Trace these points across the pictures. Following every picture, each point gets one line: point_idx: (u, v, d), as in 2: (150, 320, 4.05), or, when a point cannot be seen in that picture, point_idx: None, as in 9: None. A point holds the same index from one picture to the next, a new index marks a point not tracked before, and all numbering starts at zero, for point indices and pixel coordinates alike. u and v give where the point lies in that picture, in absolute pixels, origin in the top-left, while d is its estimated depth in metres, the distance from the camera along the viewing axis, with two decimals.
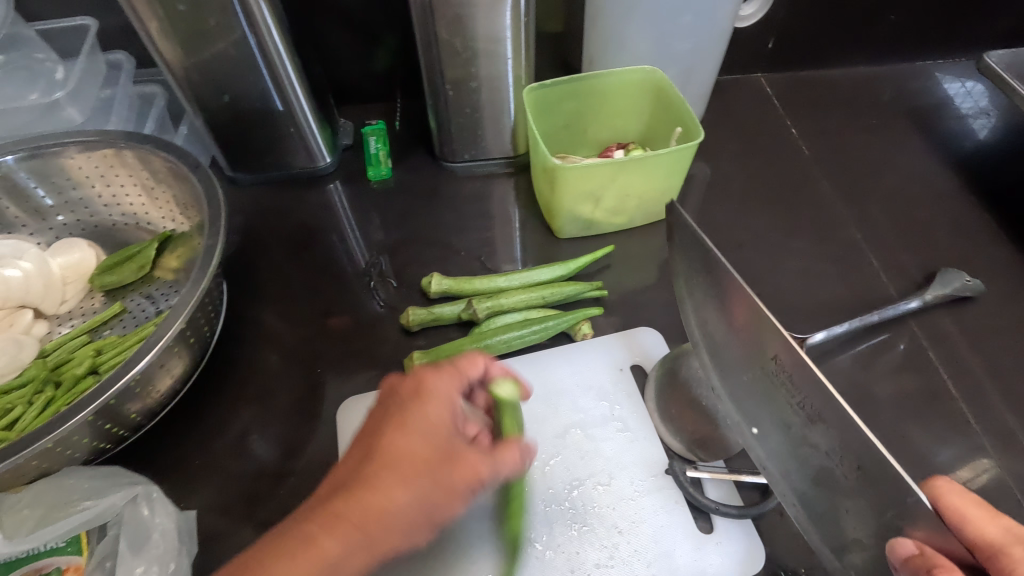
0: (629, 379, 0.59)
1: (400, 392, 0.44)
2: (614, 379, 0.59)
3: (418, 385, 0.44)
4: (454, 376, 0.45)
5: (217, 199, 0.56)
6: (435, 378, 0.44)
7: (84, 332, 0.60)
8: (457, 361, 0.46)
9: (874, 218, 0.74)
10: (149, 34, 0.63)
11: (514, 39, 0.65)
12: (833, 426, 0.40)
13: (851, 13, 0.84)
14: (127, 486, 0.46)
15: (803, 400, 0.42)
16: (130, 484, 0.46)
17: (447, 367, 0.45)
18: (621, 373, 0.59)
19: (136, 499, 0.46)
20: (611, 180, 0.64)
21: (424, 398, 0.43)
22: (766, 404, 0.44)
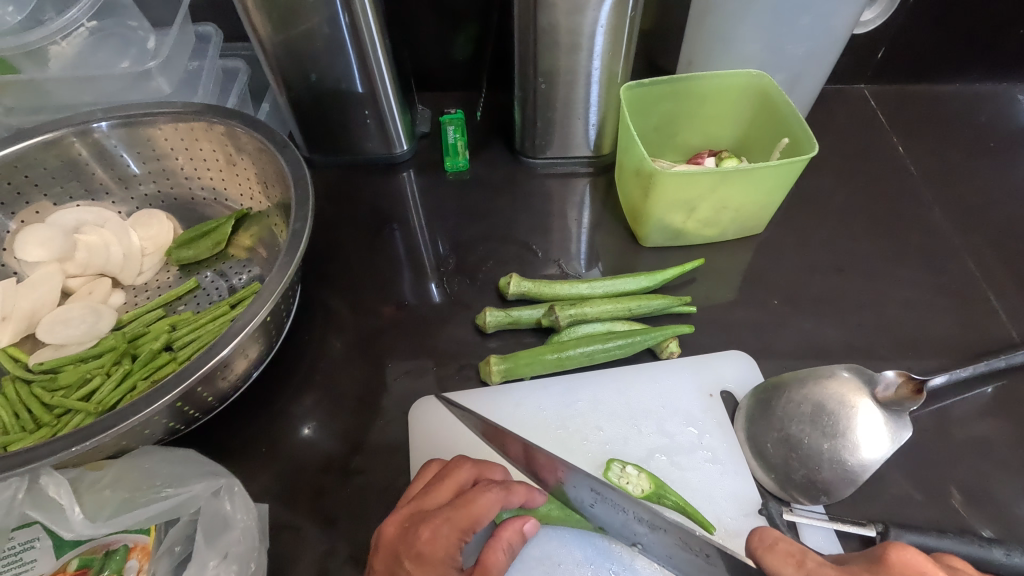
0: (718, 406, 0.54)
1: (401, 551, 0.42)
2: (700, 404, 0.55)
3: (416, 551, 0.41)
4: (452, 527, 0.42)
5: (305, 181, 0.55)
6: (431, 544, 0.41)
7: (160, 306, 0.60)
8: (462, 508, 0.42)
9: (990, 250, 0.67)
10: (244, 6, 0.61)
11: (617, 32, 0.62)
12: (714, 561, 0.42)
13: (976, 23, 0.77)
14: (210, 477, 0.45)
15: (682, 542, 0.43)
16: (213, 476, 0.45)
17: (447, 523, 0.42)
18: (710, 398, 0.55)
19: (217, 493, 0.44)
20: (710, 190, 0.60)
21: (425, 567, 0.40)
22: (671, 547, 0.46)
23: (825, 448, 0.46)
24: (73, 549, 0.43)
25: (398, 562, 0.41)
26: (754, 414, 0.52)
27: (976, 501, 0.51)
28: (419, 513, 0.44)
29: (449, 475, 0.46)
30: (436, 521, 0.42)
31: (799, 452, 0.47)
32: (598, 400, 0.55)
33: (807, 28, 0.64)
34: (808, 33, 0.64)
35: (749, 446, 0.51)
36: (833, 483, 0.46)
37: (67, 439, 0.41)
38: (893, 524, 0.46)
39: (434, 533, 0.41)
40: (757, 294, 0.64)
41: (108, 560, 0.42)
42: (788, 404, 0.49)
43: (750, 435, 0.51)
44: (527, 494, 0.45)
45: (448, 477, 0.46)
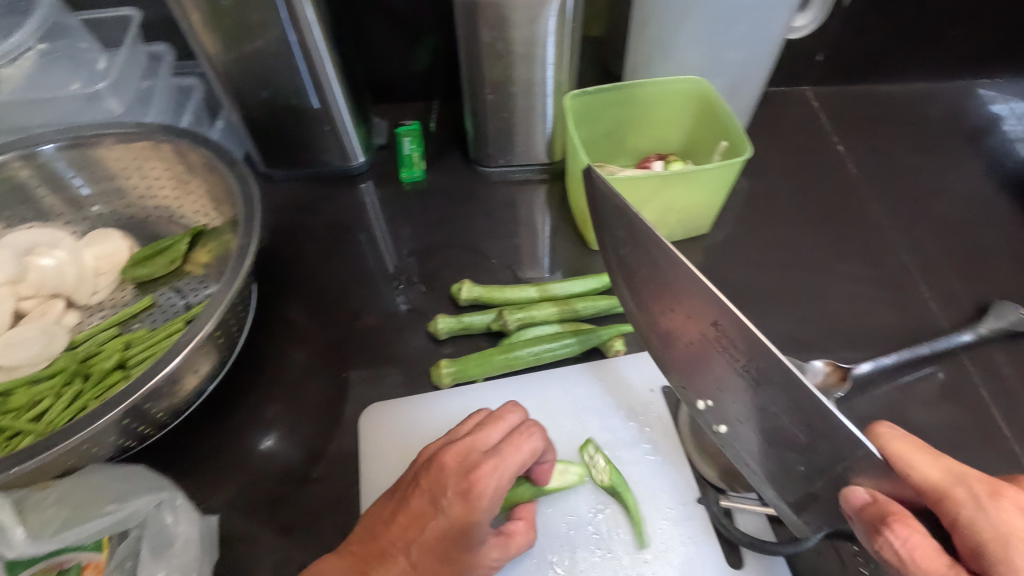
0: (710, 344, 0.47)
1: (447, 480, 0.41)
2: (687, 323, 0.49)
3: (468, 486, 0.41)
4: (505, 476, 0.42)
5: (252, 197, 0.56)
6: (486, 485, 0.41)
7: (114, 324, 0.60)
8: (513, 452, 0.43)
9: (926, 242, 0.71)
10: (192, 27, 0.62)
11: (559, 44, 0.64)
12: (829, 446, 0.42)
13: (910, 26, 0.80)
14: (153, 491, 0.46)
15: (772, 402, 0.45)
16: (157, 489, 0.46)
17: (498, 470, 0.41)
18: (706, 339, 0.47)
19: (160, 506, 0.46)
20: (652, 194, 0.62)
21: (471, 502, 0.40)
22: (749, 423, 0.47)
23: (804, 433, 0.44)
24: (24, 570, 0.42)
25: (442, 491, 0.41)
26: (755, 371, 0.46)
27: None
28: (472, 450, 0.43)
29: (504, 417, 0.45)
30: (488, 464, 0.42)
31: (776, 422, 0.45)
32: (545, 401, 0.57)
33: (742, 34, 0.66)
34: (744, 39, 0.67)
35: (716, 389, 0.48)
36: (790, 468, 0.45)
37: (11, 459, 0.42)
38: None
39: (487, 472, 0.41)
40: None
41: None
42: None
43: (724, 382, 0.48)
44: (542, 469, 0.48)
45: (500, 417, 0.46)
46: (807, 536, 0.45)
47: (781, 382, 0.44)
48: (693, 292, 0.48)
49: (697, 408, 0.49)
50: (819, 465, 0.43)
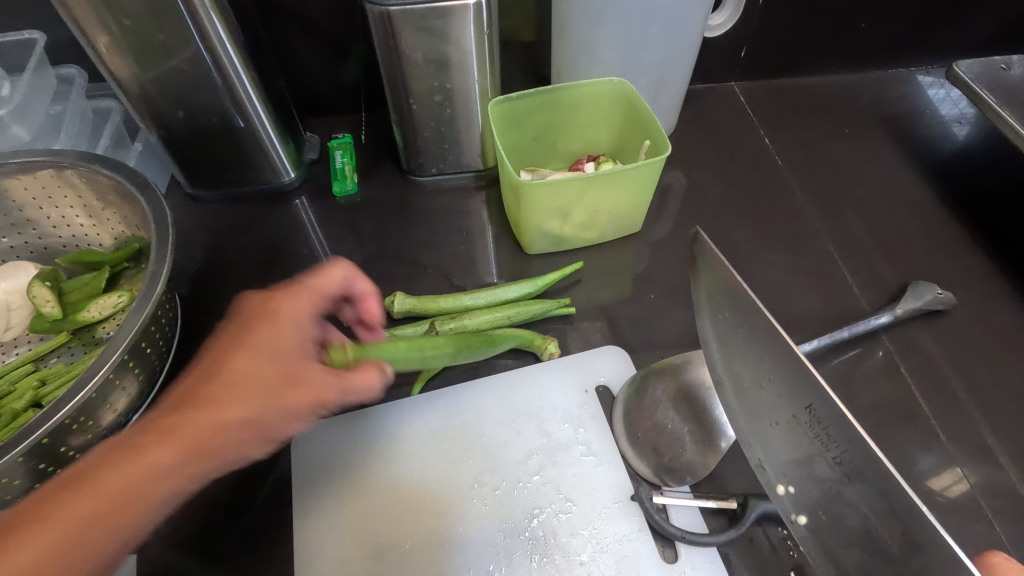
0: (798, 431, 0.39)
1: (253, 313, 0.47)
2: (762, 395, 0.41)
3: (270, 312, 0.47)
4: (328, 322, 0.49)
5: (164, 220, 0.54)
6: (284, 317, 0.47)
7: (29, 360, 0.58)
8: (313, 280, 0.50)
9: (847, 228, 0.73)
10: (97, 49, 0.60)
11: (478, 51, 0.64)
12: (873, 485, 0.36)
13: (823, 20, 0.83)
14: None
15: (840, 456, 0.37)
16: None
17: (301, 290, 0.49)
18: (796, 423, 0.39)
19: None
20: (578, 195, 0.62)
21: (273, 318, 0.46)
22: (787, 451, 0.39)
23: (896, 544, 0.34)
24: None
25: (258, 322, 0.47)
26: (849, 462, 0.37)
27: None
28: (291, 295, 0.49)
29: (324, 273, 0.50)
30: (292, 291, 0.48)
31: (862, 521, 0.36)
32: (479, 409, 0.57)
33: (658, 36, 0.68)
34: (660, 40, 0.68)
35: (800, 470, 0.39)
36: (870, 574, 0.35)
37: None
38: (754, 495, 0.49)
39: (288, 300, 0.48)
40: (637, 290, 0.68)
41: None
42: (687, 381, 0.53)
43: (802, 452, 0.39)
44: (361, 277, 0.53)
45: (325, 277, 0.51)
46: (734, 528, 0.47)
47: (875, 479, 0.36)
48: (780, 366, 0.40)
49: (775, 490, 0.39)
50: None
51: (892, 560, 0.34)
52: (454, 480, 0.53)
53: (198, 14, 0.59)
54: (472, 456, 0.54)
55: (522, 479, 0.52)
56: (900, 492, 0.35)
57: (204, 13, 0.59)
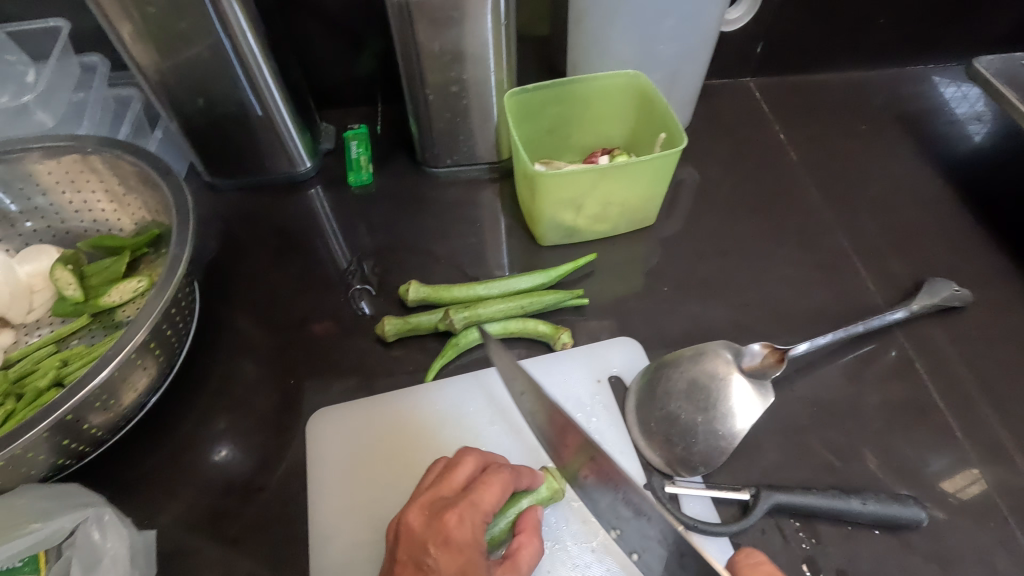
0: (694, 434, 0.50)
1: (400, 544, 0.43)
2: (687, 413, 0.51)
3: (444, 536, 0.41)
4: (482, 515, 0.43)
5: (185, 205, 0.55)
6: (459, 526, 0.42)
7: (52, 341, 0.59)
8: (442, 483, 0.46)
9: (862, 225, 0.73)
10: (120, 36, 0.61)
11: (495, 42, 0.64)
12: (714, 457, 0.50)
13: (840, 16, 0.82)
14: (79, 507, 0.45)
15: (704, 443, 0.50)
16: (83, 506, 0.45)
17: (469, 511, 0.43)
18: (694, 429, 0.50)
19: (87, 522, 0.45)
20: (592, 187, 0.63)
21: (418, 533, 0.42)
22: (686, 448, 0.51)
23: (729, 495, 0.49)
24: None
25: (423, 549, 0.41)
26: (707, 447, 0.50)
27: (851, 459, 0.55)
28: (439, 497, 0.44)
29: (461, 466, 0.47)
30: (428, 509, 0.43)
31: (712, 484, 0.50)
32: (491, 399, 0.57)
33: (675, 28, 0.68)
34: (677, 33, 0.68)
35: (685, 460, 0.51)
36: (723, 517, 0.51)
37: None
38: (766, 486, 0.49)
39: (460, 516, 0.42)
40: (649, 283, 0.68)
41: None
42: (679, 374, 0.53)
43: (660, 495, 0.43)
44: (531, 475, 0.49)
45: (457, 466, 0.47)
46: (746, 518, 0.48)
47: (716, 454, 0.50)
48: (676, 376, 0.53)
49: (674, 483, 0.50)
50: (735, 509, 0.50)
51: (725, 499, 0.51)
52: None
53: (220, 3, 0.60)
54: (484, 443, 0.55)
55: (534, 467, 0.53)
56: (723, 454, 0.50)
57: (225, 2, 0.60)
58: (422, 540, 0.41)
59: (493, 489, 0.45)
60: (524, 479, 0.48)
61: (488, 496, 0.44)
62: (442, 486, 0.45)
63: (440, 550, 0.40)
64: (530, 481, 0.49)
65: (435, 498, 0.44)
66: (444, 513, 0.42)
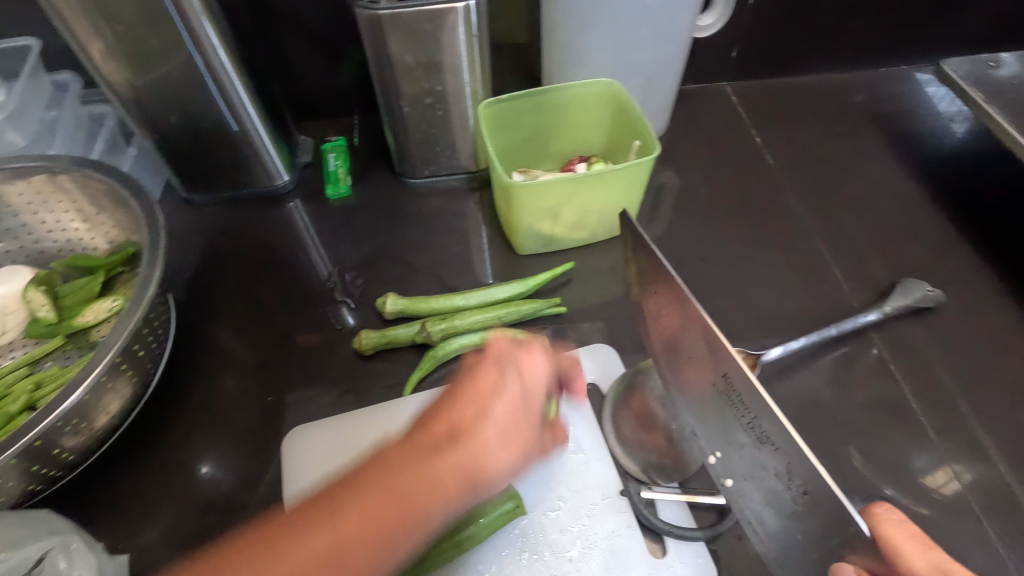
0: (722, 400, 0.43)
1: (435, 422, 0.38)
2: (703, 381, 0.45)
3: (478, 402, 0.38)
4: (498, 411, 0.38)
5: (158, 225, 0.54)
6: (501, 406, 0.38)
7: (25, 364, 0.59)
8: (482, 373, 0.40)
9: (837, 226, 0.73)
10: (89, 55, 0.61)
11: (468, 54, 0.64)
12: (780, 447, 0.38)
13: (812, 19, 0.83)
14: (45, 536, 0.45)
15: (753, 421, 0.40)
16: (49, 535, 0.45)
17: (506, 393, 0.39)
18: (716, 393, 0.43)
19: (53, 551, 0.44)
20: (568, 196, 0.63)
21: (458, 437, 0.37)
22: (721, 425, 0.43)
23: (800, 502, 0.37)
24: None
25: (460, 422, 0.37)
26: (762, 428, 0.40)
27: (827, 461, 0.55)
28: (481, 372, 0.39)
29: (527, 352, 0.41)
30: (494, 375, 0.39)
31: (773, 481, 0.39)
32: None
33: (646, 36, 0.68)
34: (649, 41, 0.69)
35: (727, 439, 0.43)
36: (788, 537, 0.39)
37: None
38: None
39: (499, 389, 0.39)
40: (628, 290, 0.68)
41: None
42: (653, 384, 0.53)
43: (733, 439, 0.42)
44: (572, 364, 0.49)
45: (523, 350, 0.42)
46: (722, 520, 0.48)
47: (783, 449, 0.38)
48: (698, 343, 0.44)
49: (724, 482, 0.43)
50: (823, 527, 0.36)
51: (796, 516, 0.38)
52: None
53: (191, 21, 0.60)
54: None
55: None
56: (810, 467, 0.36)
57: (196, 20, 0.60)
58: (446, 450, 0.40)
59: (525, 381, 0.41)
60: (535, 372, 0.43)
61: (533, 378, 0.40)
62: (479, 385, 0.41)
63: (462, 435, 0.37)
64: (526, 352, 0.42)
65: (477, 382, 0.39)
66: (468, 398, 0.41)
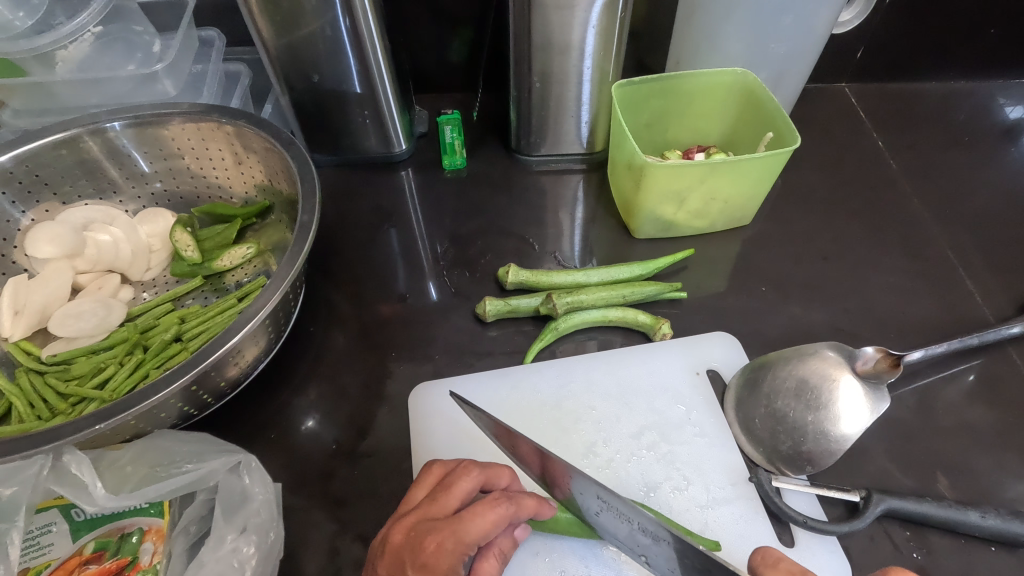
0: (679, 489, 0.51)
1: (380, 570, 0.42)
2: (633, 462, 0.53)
3: (421, 561, 0.40)
4: (465, 547, 0.41)
5: (311, 177, 0.57)
6: (435, 556, 0.40)
7: (169, 300, 0.62)
8: (439, 506, 0.43)
9: (968, 238, 0.71)
10: (250, 10, 0.64)
11: (608, 33, 0.64)
12: (747, 495, 0.51)
13: (949, 22, 0.80)
14: (229, 453, 0.47)
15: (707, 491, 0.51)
16: (232, 452, 0.47)
17: (448, 541, 0.41)
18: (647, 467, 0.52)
19: (237, 467, 0.46)
20: (699, 181, 0.62)
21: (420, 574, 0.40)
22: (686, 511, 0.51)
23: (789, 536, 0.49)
24: (89, 532, 0.46)
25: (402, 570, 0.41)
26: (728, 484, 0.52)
27: (968, 475, 0.53)
28: (425, 520, 0.43)
29: (456, 483, 0.45)
30: (439, 536, 0.41)
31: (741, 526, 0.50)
32: (590, 382, 0.58)
33: (789, 27, 0.67)
34: (790, 32, 0.68)
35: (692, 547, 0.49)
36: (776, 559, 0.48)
37: (89, 417, 0.43)
38: (876, 490, 0.49)
39: (438, 545, 0.41)
40: (747, 282, 0.67)
41: (123, 543, 0.46)
42: (774, 383, 0.52)
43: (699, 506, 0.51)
44: (537, 506, 0.45)
45: (454, 484, 0.45)
46: (859, 518, 0.47)
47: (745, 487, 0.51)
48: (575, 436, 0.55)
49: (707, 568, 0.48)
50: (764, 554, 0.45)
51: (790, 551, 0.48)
52: (567, 451, 0.54)
53: None
54: (584, 427, 0.55)
55: (635, 452, 0.54)
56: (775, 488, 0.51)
57: None
58: (403, 561, 0.41)
59: (459, 484, 0.45)
60: (526, 510, 0.44)
61: (476, 529, 0.41)
62: (462, 532, 0.41)
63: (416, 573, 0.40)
64: (535, 510, 0.45)
65: (423, 519, 0.43)
66: (428, 538, 0.41)
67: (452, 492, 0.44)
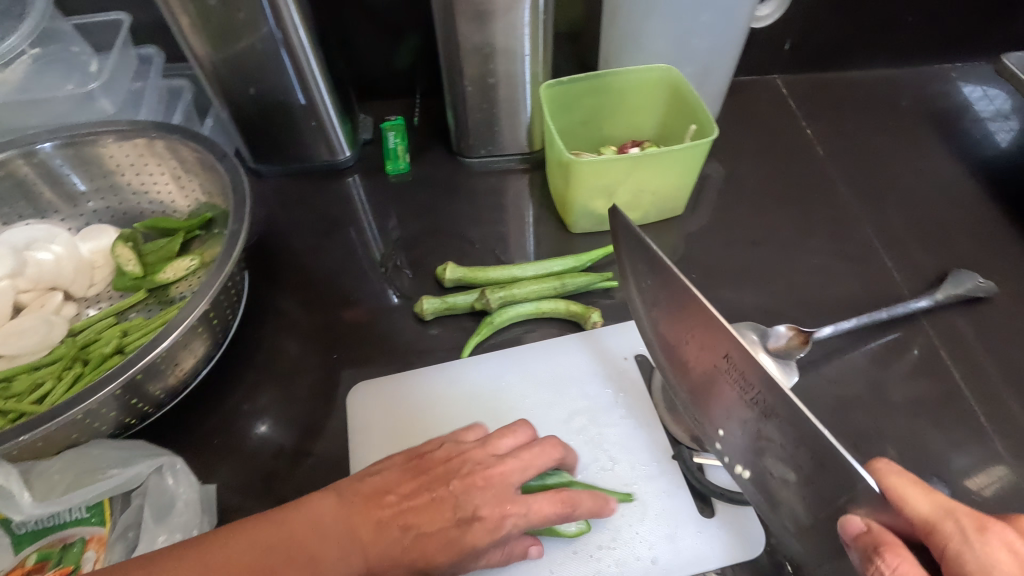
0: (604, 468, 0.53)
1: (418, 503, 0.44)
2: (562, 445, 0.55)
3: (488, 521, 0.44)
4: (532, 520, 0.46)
5: (243, 188, 0.58)
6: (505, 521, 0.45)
7: (112, 314, 0.63)
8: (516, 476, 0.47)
9: (890, 218, 0.74)
10: (181, 29, 0.65)
11: (533, 36, 0.67)
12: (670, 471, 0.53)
13: (869, 12, 0.84)
14: (154, 456, 0.49)
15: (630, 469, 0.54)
16: (158, 455, 0.49)
17: (521, 515, 0.45)
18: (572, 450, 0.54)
19: (161, 470, 0.49)
20: (626, 174, 0.65)
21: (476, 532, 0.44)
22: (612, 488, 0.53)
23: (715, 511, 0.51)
24: (31, 544, 0.46)
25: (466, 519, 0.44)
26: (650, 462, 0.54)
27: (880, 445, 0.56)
28: (508, 482, 0.46)
29: (544, 451, 0.49)
30: (519, 510, 0.45)
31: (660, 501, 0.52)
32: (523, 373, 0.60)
33: (708, 23, 0.70)
34: (710, 28, 0.70)
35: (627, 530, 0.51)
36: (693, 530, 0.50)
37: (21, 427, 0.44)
38: None
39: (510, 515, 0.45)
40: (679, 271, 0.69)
41: (66, 553, 0.46)
42: None
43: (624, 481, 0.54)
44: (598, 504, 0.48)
45: (541, 452, 0.49)
46: None
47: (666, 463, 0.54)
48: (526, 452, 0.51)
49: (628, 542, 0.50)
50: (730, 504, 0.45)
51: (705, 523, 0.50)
52: None
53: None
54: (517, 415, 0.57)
55: (565, 437, 0.56)
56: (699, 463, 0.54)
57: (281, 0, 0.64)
58: (472, 515, 0.44)
59: (540, 459, 0.48)
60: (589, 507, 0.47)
61: (551, 507, 0.46)
62: (541, 508, 0.46)
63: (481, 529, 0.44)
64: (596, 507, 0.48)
65: (505, 478, 0.47)
66: (509, 504, 0.45)
67: (534, 465, 0.48)
